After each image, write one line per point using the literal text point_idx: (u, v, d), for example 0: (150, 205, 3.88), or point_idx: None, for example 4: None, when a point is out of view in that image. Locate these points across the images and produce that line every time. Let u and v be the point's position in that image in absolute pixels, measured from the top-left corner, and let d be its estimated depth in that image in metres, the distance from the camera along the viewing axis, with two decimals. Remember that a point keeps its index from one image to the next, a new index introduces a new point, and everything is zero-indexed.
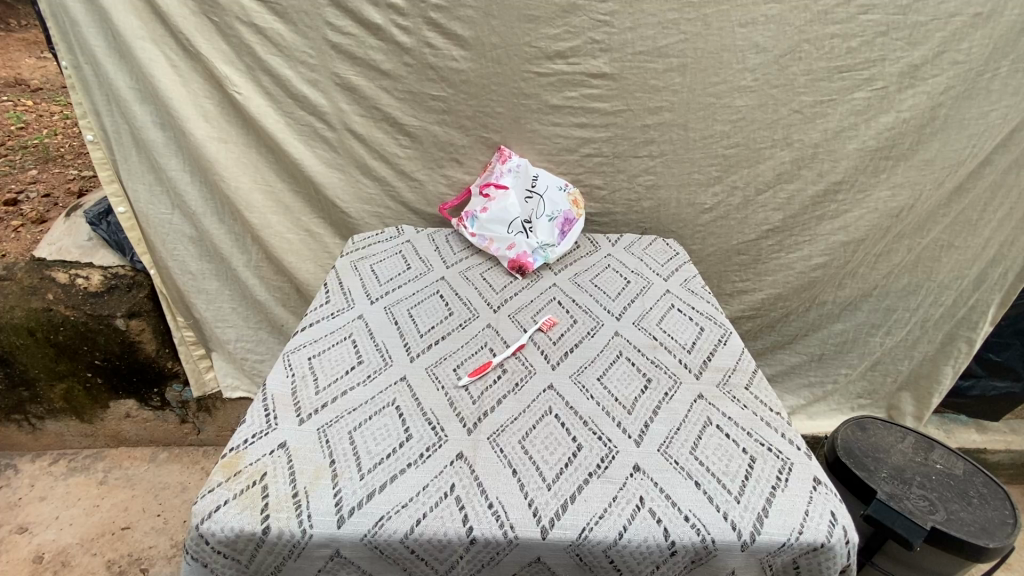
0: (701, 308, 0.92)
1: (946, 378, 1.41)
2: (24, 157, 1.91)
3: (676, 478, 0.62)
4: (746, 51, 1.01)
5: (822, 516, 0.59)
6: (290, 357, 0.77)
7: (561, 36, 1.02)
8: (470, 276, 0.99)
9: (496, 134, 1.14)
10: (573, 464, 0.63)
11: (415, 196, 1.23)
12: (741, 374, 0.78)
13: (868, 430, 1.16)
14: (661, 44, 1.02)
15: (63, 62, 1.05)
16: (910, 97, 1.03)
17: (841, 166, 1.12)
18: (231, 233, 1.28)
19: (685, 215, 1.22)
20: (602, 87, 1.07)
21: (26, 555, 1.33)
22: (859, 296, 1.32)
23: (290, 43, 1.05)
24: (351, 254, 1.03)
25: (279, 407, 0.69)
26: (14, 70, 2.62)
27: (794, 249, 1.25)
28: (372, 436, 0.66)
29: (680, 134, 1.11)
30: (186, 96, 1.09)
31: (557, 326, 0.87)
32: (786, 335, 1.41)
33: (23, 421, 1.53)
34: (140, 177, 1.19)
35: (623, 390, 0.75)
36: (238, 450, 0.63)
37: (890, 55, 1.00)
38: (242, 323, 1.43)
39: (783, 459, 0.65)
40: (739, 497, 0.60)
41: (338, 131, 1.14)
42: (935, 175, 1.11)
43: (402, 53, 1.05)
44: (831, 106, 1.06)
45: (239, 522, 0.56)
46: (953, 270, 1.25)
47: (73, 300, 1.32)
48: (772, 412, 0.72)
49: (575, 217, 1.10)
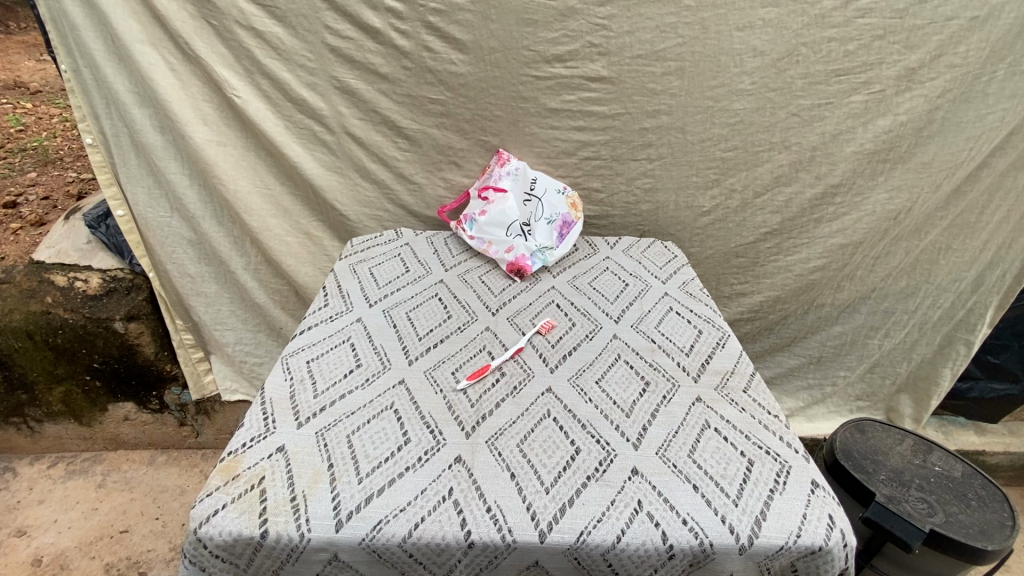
0: (700, 312, 0.92)
1: (944, 380, 1.41)
2: (24, 160, 1.91)
3: (674, 481, 0.62)
4: (744, 55, 1.02)
5: (820, 520, 0.59)
6: (288, 361, 0.77)
7: (560, 39, 1.02)
8: (469, 278, 0.99)
9: (495, 137, 1.14)
10: (571, 467, 0.63)
11: (414, 199, 1.23)
12: (740, 377, 0.78)
13: (866, 432, 1.16)
14: (660, 47, 1.02)
15: (62, 65, 1.05)
16: (907, 101, 1.04)
17: (839, 169, 1.12)
18: (230, 236, 1.28)
19: (684, 217, 1.22)
20: (601, 91, 1.07)
21: (25, 558, 1.33)
22: (857, 299, 1.32)
23: (289, 46, 1.05)
24: (350, 257, 1.03)
25: (278, 410, 0.69)
26: (13, 73, 2.62)
27: (793, 252, 1.25)
28: (371, 439, 0.66)
29: (678, 137, 1.11)
30: (186, 101, 1.09)
31: (556, 328, 0.87)
32: (785, 337, 1.42)
33: (22, 424, 1.52)
34: (139, 180, 1.19)
35: (622, 393, 0.75)
36: (236, 454, 0.63)
37: (888, 59, 1.00)
38: (241, 326, 1.43)
39: (781, 462, 0.65)
40: (738, 501, 0.60)
41: (337, 134, 1.14)
42: (933, 178, 1.11)
43: (402, 56, 1.06)
44: (829, 110, 1.06)
45: (237, 525, 0.56)
46: (951, 272, 1.25)
47: (72, 303, 1.31)
48: (771, 415, 0.72)
49: (574, 220, 1.10)
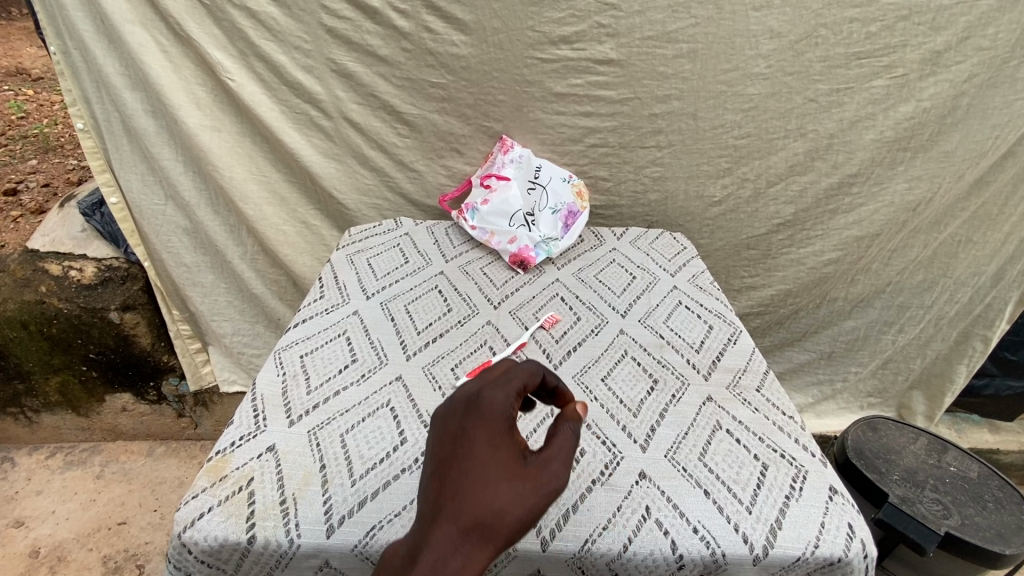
0: (709, 306, 0.88)
1: (960, 377, 1.36)
2: (24, 147, 1.88)
3: (684, 486, 0.59)
4: (759, 36, 0.97)
5: (839, 529, 0.55)
6: (281, 355, 0.74)
7: (566, 19, 0.98)
8: (470, 270, 0.96)
9: (498, 123, 1.10)
10: (576, 471, 0.60)
11: (414, 187, 1.19)
12: (752, 375, 0.74)
13: (879, 430, 1.13)
14: (671, 28, 0.98)
15: (51, 46, 1.02)
16: (931, 85, 0.98)
17: (856, 157, 1.08)
18: (226, 225, 1.25)
19: (693, 207, 1.18)
20: (608, 74, 1.03)
21: (22, 550, 1.32)
22: (872, 293, 1.27)
23: (284, 27, 1.01)
24: (348, 247, 1.00)
25: (269, 407, 0.66)
26: (13, 59, 2.59)
27: (806, 244, 1.21)
28: (365, 439, 0.63)
29: (689, 123, 1.07)
30: (179, 84, 1.06)
31: (560, 323, 0.84)
32: (795, 332, 1.38)
33: (20, 415, 1.51)
34: (131, 167, 1.16)
35: (628, 392, 0.71)
36: (224, 454, 0.60)
37: (911, 41, 0.95)
38: (239, 317, 1.40)
39: (797, 466, 0.62)
40: (751, 507, 0.57)
41: (333, 119, 1.10)
42: (955, 168, 1.06)
43: (401, 38, 1.01)
44: (847, 95, 1.01)
45: (223, 530, 0.53)
46: (971, 267, 1.20)
47: (66, 293, 1.29)
48: (785, 417, 0.68)
49: (580, 210, 1.05)
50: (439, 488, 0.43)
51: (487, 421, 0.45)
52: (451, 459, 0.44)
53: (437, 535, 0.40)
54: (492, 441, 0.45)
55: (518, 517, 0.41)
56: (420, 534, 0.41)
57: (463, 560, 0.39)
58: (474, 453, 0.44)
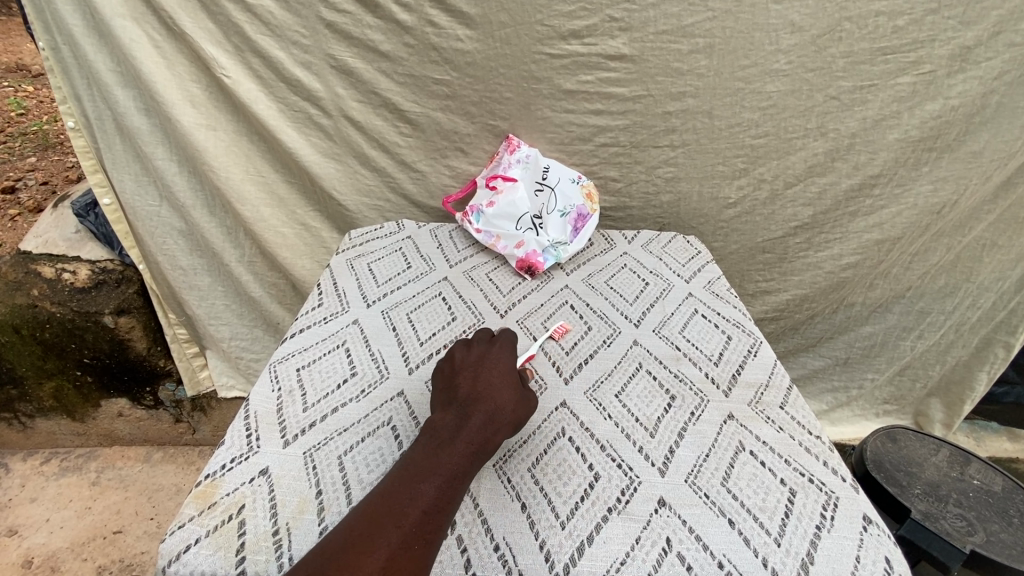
0: (727, 314, 0.84)
1: (980, 384, 1.31)
2: (24, 143, 1.85)
3: (706, 515, 0.55)
4: (780, 30, 0.92)
5: (876, 564, 0.51)
6: (276, 369, 0.70)
7: (576, 13, 0.93)
8: (475, 276, 0.91)
9: (504, 121, 1.06)
10: (590, 498, 0.56)
11: (417, 188, 1.15)
12: (775, 391, 0.70)
13: (899, 441, 1.08)
14: (686, 22, 0.93)
15: (40, 42, 0.97)
16: (960, 82, 0.94)
17: (879, 158, 1.03)
18: (223, 227, 1.21)
19: (707, 209, 1.14)
20: (620, 70, 0.98)
21: (15, 560, 1.28)
22: (891, 298, 1.23)
23: (281, 21, 0.97)
24: (348, 251, 0.96)
25: (262, 427, 0.62)
26: (14, 55, 2.55)
27: (823, 248, 1.16)
28: (365, 461, 0.59)
29: (704, 122, 1.03)
30: (173, 81, 1.02)
31: (570, 333, 0.79)
32: (810, 337, 1.34)
33: (14, 420, 1.47)
34: (124, 167, 1.12)
35: (644, 410, 0.67)
36: (214, 478, 0.56)
37: (940, 35, 0.90)
38: (237, 320, 1.36)
39: (827, 492, 0.57)
40: (780, 539, 0.53)
41: (333, 118, 1.06)
42: (983, 169, 1.01)
43: (403, 32, 0.97)
44: (871, 92, 0.97)
45: (211, 565, 0.49)
46: (996, 271, 1.15)
47: (59, 296, 1.25)
48: (812, 437, 0.64)
49: (589, 213, 1.01)
50: (473, 381, 0.62)
51: (500, 352, 0.68)
52: (478, 368, 0.64)
53: (483, 401, 0.59)
54: (505, 363, 0.66)
55: (524, 409, 0.62)
56: (464, 403, 0.59)
57: (498, 424, 0.58)
58: (495, 366, 0.65)
